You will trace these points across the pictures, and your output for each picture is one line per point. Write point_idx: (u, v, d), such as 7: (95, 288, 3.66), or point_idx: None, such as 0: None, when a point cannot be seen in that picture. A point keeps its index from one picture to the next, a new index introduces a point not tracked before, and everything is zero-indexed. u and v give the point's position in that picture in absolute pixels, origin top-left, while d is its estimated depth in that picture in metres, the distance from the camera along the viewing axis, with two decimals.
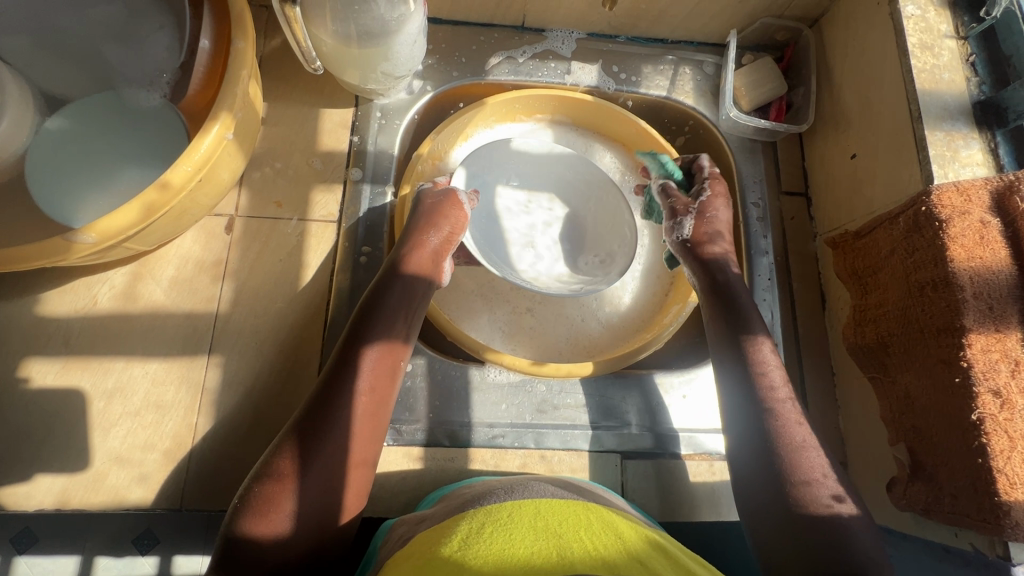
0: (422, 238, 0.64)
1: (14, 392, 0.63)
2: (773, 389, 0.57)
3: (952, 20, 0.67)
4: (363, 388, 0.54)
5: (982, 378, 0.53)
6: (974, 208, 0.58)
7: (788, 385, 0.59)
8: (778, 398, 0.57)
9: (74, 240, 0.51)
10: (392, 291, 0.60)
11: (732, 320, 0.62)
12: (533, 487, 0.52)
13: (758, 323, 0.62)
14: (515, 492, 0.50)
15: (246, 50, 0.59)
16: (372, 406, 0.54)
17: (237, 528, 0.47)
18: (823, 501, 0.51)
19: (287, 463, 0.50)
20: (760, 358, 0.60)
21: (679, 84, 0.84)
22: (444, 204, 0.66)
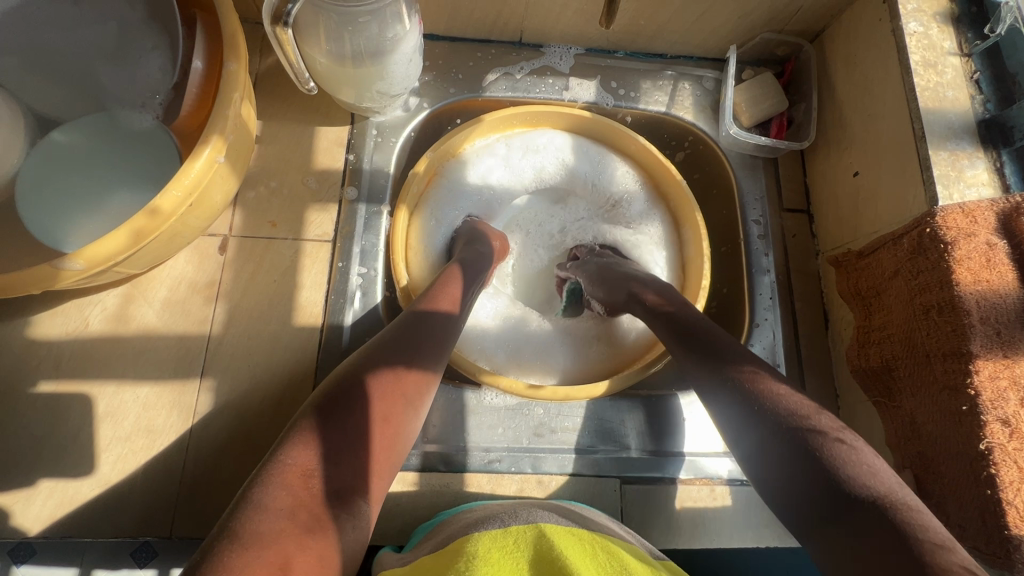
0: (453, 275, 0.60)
1: (5, 416, 0.62)
2: (800, 421, 0.44)
3: (955, 36, 0.66)
4: (381, 418, 0.45)
5: (989, 407, 0.52)
6: (980, 230, 0.57)
7: (821, 411, 0.45)
8: (812, 431, 0.43)
9: (62, 267, 0.50)
10: (428, 325, 0.53)
11: (701, 357, 0.52)
12: (537, 513, 0.51)
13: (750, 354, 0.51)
14: (521, 515, 0.50)
15: (239, 71, 0.58)
16: (387, 440, 0.45)
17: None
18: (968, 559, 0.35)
19: (288, 494, 0.38)
20: (762, 383, 0.48)
21: (678, 99, 0.83)
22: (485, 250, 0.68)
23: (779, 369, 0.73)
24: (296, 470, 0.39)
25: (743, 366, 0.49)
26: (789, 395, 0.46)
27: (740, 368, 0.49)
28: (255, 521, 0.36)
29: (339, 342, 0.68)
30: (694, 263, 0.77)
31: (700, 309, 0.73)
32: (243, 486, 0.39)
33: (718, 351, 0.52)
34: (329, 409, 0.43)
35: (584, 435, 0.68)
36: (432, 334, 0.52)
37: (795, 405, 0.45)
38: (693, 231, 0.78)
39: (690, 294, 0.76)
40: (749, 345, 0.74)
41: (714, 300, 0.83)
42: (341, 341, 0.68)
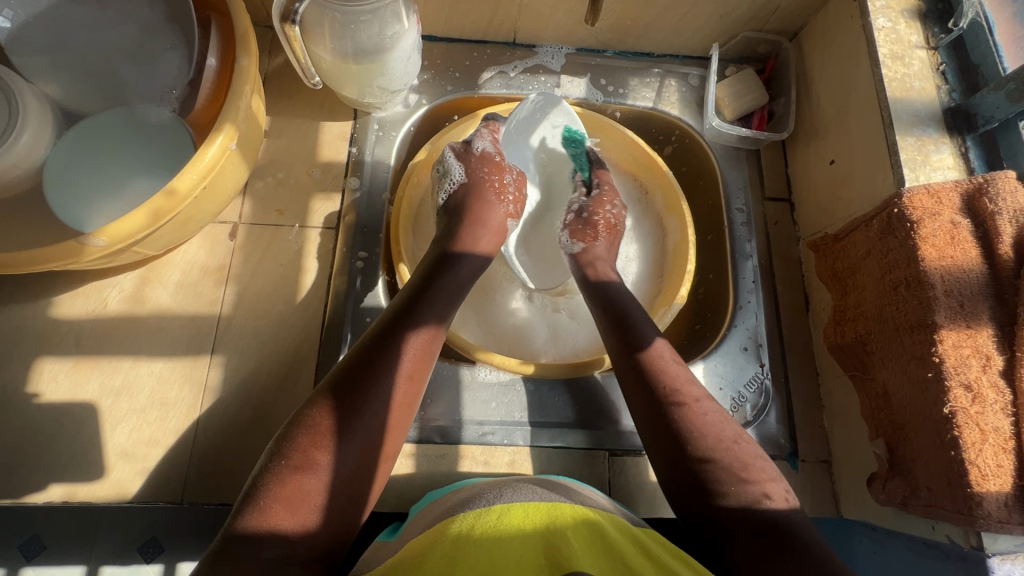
0: (473, 231, 0.68)
1: (30, 389, 0.66)
2: (678, 393, 0.55)
3: (922, 31, 0.70)
4: (406, 370, 0.54)
5: (953, 373, 0.55)
6: (945, 210, 0.60)
7: (693, 385, 0.57)
8: (683, 401, 0.55)
9: (87, 243, 0.54)
10: (441, 291, 0.60)
11: (620, 328, 0.62)
12: (523, 490, 0.51)
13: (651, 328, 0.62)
14: (504, 496, 0.49)
15: (249, 66, 0.63)
16: (407, 394, 0.54)
17: (241, 526, 0.43)
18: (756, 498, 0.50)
19: (312, 453, 0.47)
20: (654, 354, 0.59)
21: (665, 95, 0.87)
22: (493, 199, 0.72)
23: (762, 349, 0.76)
24: (308, 458, 0.47)
25: (641, 336, 0.60)
26: (675, 367, 0.58)
27: (636, 335, 0.60)
28: (281, 481, 0.45)
29: (342, 322, 0.72)
30: (680, 249, 0.81)
31: (685, 291, 0.77)
32: (276, 439, 0.49)
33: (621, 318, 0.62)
34: (348, 391, 0.50)
35: (575, 408, 0.72)
36: (449, 297, 0.61)
37: (678, 376, 0.57)
38: (679, 218, 0.81)
39: (676, 277, 0.80)
40: (732, 326, 0.78)
41: (700, 286, 0.87)
42: (343, 320, 0.72)
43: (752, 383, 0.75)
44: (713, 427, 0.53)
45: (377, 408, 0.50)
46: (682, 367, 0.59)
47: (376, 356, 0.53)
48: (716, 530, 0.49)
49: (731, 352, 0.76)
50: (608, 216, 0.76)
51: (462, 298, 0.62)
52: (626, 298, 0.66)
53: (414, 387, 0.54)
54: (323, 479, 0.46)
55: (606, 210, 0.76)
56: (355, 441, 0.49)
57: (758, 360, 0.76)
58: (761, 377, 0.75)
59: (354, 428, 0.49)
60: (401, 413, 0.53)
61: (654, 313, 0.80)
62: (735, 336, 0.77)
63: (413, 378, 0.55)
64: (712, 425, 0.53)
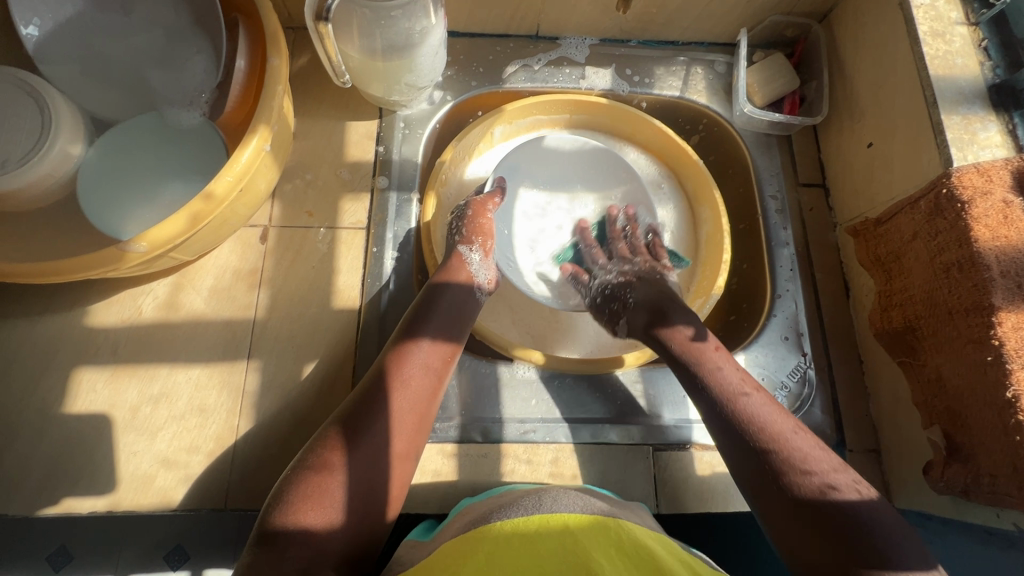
0: (462, 250, 0.68)
1: (69, 399, 0.66)
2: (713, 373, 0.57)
3: (962, 7, 0.68)
4: (414, 375, 0.56)
5: (1015, 355, 0.53)
6: (996, 188, 0.58)
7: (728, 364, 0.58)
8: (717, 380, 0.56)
9: (127, 249, 0.54)
10: (439, 302, 0.62)
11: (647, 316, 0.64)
12: (560, 500, 0.49)
13: (681, 316, 0.62)
14: (543, 505, 0.48)
15: (280, 66, 0.62)
16: (418, 400, 0.56)
17: (271, 522, 0.46)
18: (821, 483, 0.48)
19: (330, 454, 0.50)
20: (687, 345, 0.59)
21: (692, 83, 0.86)
22: (482, 219, 0.72)
23: (803, 337, 0.75)
24: (328, 458, 0.49)
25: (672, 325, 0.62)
26: (713, 356, 0.58)
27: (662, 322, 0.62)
28: (304, 481, 0.48)
29: (377, 322, 0.72)
30: (714, 239, 0.80)
31: (723, 281, 0.75)
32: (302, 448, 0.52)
33: (654, 311, 0.64)
34: (352, 406, 0.53)
35: (616, 403, 0.71)
36: (449, 312, 0.62)
37: (725, 369, 0.57)
38: (712, 208, 0.80)
39: (711, 268, 0.79)
40: (772, 315, 0.76)
41: (734, 276, 0.85)
42: (378, 321, 0.72)
43: (795, 373, 0.73)
44: (763, 414, 0.53)
45: (381, 416, 0.53)
46: (722, 356, 0.59)
47: (381, 372, 0.56)
48: (785, 516, 0.49)
49: (772, 342, 0.75)
50: (616, 281, 0.71)
51: (464, 314, 0.63)
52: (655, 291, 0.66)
53: (421, 395, 0.56)
54: (340, 482, 0.48)
55: (487, 219, 0.72)
56: (364, 447, 0.51)
57: (799, 349, 0.74)
58: (803, 367, 0.74)
59: (365, 435, 0.51)
60: (410, 419, 0.55)
61: (690, 305, 0.79)
62: (775, 325, 0.75)
63: (417, 387, 0.56)
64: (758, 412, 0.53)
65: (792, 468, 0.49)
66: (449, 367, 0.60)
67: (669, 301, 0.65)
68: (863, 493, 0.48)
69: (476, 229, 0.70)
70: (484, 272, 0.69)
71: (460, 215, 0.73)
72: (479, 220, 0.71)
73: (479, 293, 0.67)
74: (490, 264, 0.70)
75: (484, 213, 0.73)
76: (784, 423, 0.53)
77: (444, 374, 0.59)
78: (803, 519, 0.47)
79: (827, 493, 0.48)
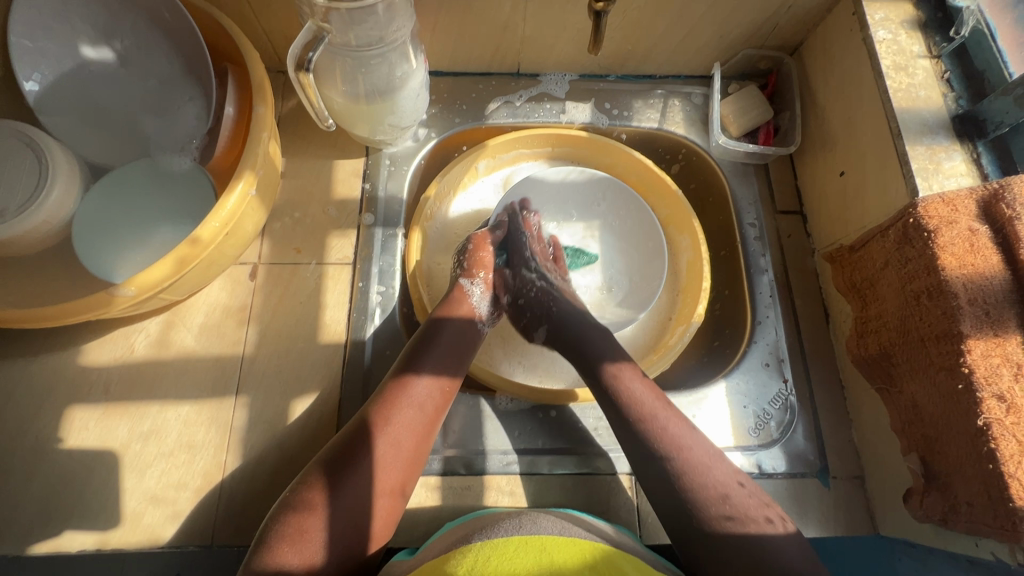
0: (464, 287, 0.70)
1: (62, 436, 0.67)
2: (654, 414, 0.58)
3: (924, 41, 0.70)
4: (407, 411, 0.57)
5: (984, 384, 0.54)
6: (962, 217, 0.59)
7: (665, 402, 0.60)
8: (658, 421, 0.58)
9: (116, 294, 0.56)
10: (437, 338, 0.63)
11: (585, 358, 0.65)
12: (541, 524, 0.51)
13: (614, 355, 0.64)
14: (524, 527, 0.49)
15: (266, 113, 0.65)
16: (412, 436, 0.57)
17: (258, 560, 0.47)
18: (756, 518, 0.51)
19: (313, 495, 0.51)
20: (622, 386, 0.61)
21: (669, 115, 0.88)
22: (481, 253, 0.73)
23: (784, 364, 0.76)
24: (311, 498, 0.51)
25: (609, 363, 0.63)
26: (645, 397, 0.60)
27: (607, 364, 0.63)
28: (288, 520, 0.50)
29: (362, 356, 0.73)
30: (694, 267, 0.82)
31: (702, 308, 0.77)
32: (288, 489, 0.54)
33: (589, 352, 0.65)
34: (348, 435, 0.55)
35: (599, 434, 0.72)
36: (449, 346, 0.63)
37: (657, 408, 0.59)
38: (691, 237, 0.82)
39: (691, 296, 0.80)
40: (752, 342, 0.77)
41: (717, 302, 0.86)
42: (363, 355, 0.73)
43: (776, 400, 0.74)
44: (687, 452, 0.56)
45: (373, 445, 0.54)
46: (654, 395, 0.60)
47: (375, 406, 0.57)
48: (699, 549, 0.51)
49: (753, 369, 0.76)
50: (535, 289, 0.72)
51: (464, 348, 0.65)
52: (591, 332, 0.67)
53: (417, 429, 0.57)
54: (326, 510, 0.50)
55: (489, 252, 0.73)
56: (349, 486, 0.52)
57: (781, 375, 0.75)
58: (785, 393, 0.74)
59: (349, 471, 0.52)
60: (404, 453, 0.56)
61: (672, 332, 0.80)
62: (756, 352, 0.77)
63: (410, 421, 0.57)
64: (681, 450, 0.56)
65: (713, 504, 0.52)
66: (446, 401, 0.61)
67: (586, 327, 0.68)
68: (789, 528, 0.51)
69: (476, 262, 0.72)
70: (485, 305, 0.71)
71: (462, 248, 0.75)
72: (480, 257, 0.72)
73: (479, 325, 0.69)
74: (491, 297, 0.72)
75: (485, 247, 0.74)
76: (717, 460, 0.56)
77: (440, 409, 0.60)
78: (734, 559, 0.49)
79: (761, 529, 0.50)
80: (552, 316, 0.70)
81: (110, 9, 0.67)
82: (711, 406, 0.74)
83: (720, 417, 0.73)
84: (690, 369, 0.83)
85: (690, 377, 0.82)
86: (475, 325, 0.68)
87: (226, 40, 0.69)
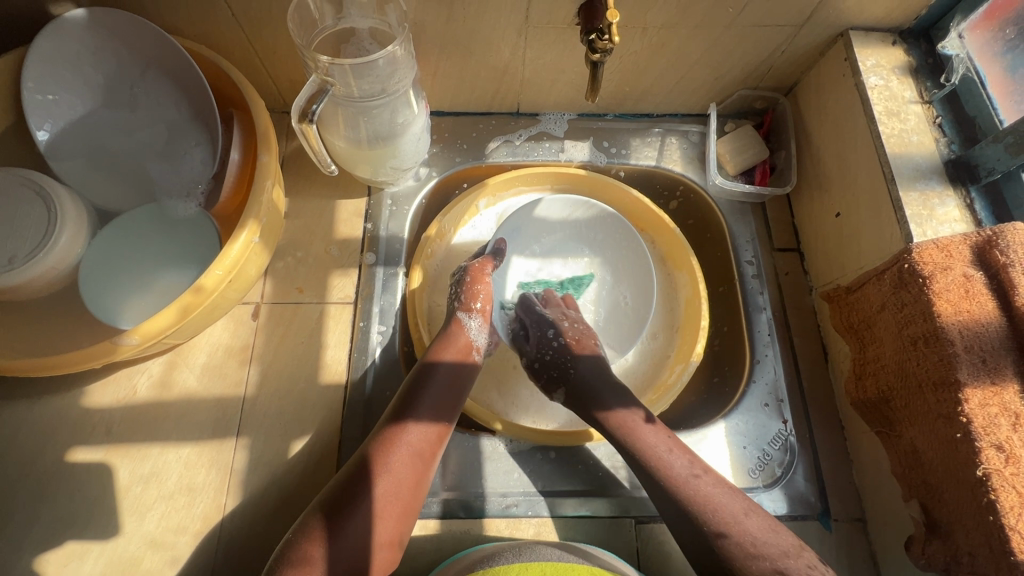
0: (459, 324, 0.70)
1: (63, 479, 0.67)
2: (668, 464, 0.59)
3: (915, 86, 0.72)
4: (400, 460, 0.58)
5: (982, 433, 0.54)
6: (956, 262, 0.60)
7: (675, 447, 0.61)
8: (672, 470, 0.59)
9: (120, 342, 0.57)
10: (430, 382, 0.64)
11: (585, 404, 0.67)
12: (541, 551, 0.58)
13: (612, 397, 0.65)
14: (523, 554, 0.57)
15: (270, 161, 0.66)
16: (406, 486, 0.58)
17: None
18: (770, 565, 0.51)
19: (310, 548, 0.52)
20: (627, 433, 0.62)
21: (667, 153, 0.90)
22: (475, 286, 0.73)
23: (784, 404, 0.76)
24: (308, 551, 0.52)
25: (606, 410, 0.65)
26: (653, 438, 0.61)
27: (603, 411, 0.65)
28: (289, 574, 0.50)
29: (362, 396, 0.74)
30: (692, 304, 0.82)
31: (701, 347, 0.77)
32: (284, 540, 0.54)
33: (586, 395, 0.67)
34: (341, 482, 0.56)
35: (598, 475, 0.72)
36: (442, 389, 0.64)
37: (665, 448, 0.61)
38: (689, 274, 0.82)
39: (690, 334, 0.80)
40: (752, 382, 0.77)
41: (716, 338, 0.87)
42: (364, 395, 0.74)
43: (776, 440, 0.74)
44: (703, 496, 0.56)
45: (371, 494, 0.56)
46: (661, 434, 0.62)
47: (370, 451, 0.59)
48: None
49: (752, 409, 0.76)
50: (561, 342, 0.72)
51: (459, 389, 0.66)
52: (591, 372, 0.69)
53: (406, 480, 0.58)
54: (326, 559, 0.52)
55: (486, 283, 0.74)
56: (344, 540, 0.53)
57: (780, 416, 0.75)
58: (785, 434, 0.74)
59: (344, 523, 0.53)
60: (402, 498, 0.57)
61: (671, 370, 0.80)
62: (756, 392, 0.77)
63: (408, 465, 0.59)
64: (695, 488, 0.57)
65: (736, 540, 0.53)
66: (439, 446, 0.62)
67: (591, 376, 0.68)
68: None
69: (473, 295, 0.72)
70: (482, 337, 0.72)
71: (459, 280, 0.75)
72: (478, 290, 0.73)
73: (475, 363, 0.69)
74: (487, 329, 0.73)
75: (483, 280, 0.74)
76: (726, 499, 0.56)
77: (436, 451, 0.62)
78: None
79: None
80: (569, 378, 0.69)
81: (120, 60, 0.68)
82: (710, 447, 0.74)
83: (720, 457, 0.73)
84: (689, 406, 0.83)
85: (689, 415, 0.82)
86: (469, 365, 0.68)
87: (232, 88, 0.71)
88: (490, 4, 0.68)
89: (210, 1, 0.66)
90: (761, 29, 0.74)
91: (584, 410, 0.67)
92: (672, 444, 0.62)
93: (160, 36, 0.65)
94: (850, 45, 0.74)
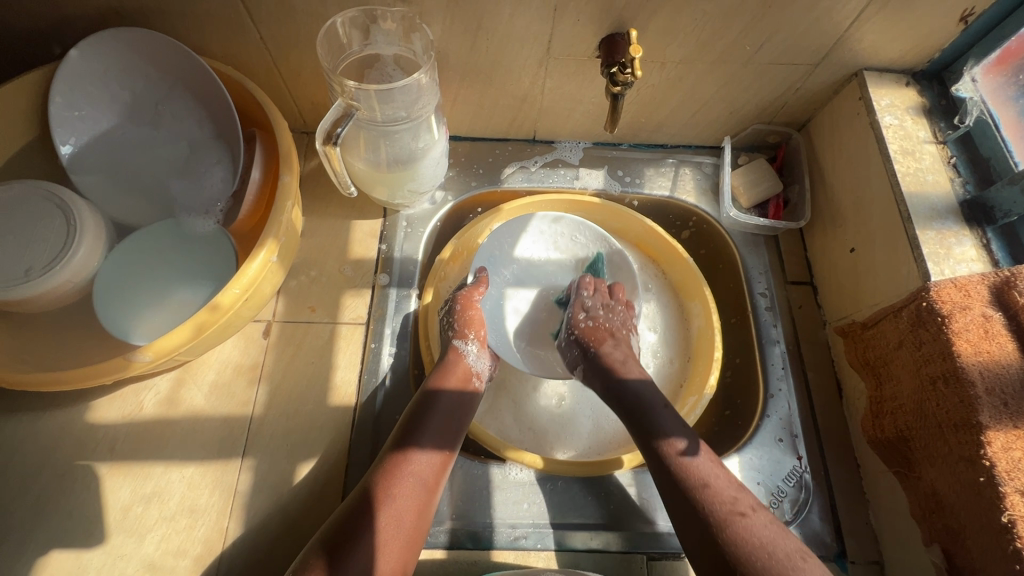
0: (458, 350, 0.70)
1: (62, 498, 0.66)
2: (721, 495, 0.57)
3: (929, 126, 0.73)
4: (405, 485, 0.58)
5: (1006, 478, 0.53)
6: (975, 303, 0.59)
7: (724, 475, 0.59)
8: (718, 495, 0.57)
9: (133, 359, 0.57)
10: (433, 408, 0.64)
11: (640, 427, 0.64)
12: None
13: (674, 426, 0.63)
14: None
15: (291, 182, 0.67)
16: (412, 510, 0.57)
17: None
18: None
19: None
20: (688, 460, 0.59)
21: (681, 184, 0.90)
22: (467, 313, 0.72)
23: (798, 439, 0.75)
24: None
25: (665, 439, 0.62)
26: (707, 470, 0.59)
27: (660, 438, 0.62)
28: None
29: (372, 420, 0.73)
30: (705, 335, 0.81)
31: (714, 379, 0.76)
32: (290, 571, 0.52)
33: (648, 424, 0.64)
34: (350, 508, 0.56)
35: (610, 507, 0.70)
36: (445, 414, 0.64)
37: (716, 483, 0.58)
38: (702, 304, 0.82)
39: (703, 365, 0.80)
40: (765, 416, 0.76)
41: (728, 370, 0.86)
42: (373, 419, 0.73)
43: (791, 476, 0.73)
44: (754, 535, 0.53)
45: (377, 521, 0.55)
46: (719, 470, 0.59)
47: (375, 477, 0.58)
48: None
49: (766, 444, 0.74)
50: (584, 324, 0.73)
51: (460, 418, 0.66)
52: (652, 396, 0.66)
53: (411, 505, 0.58)
54: None
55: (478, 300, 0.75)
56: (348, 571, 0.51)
57: (794, 451, 0.74)
58: (799, 471, 0.73)
59: (351, 551, 0.52)
60: (405, 526, 0.56)
61: (683, 401, 0.79)
62: (769, 426, 0.75)
63: (410, 495, 0.58)
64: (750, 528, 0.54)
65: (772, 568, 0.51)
66: (444, 472, 0.62)
67: (644, 389, 0.67)
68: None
69: (467, 322, 0.72)
70: (481, 362, 0.72)
71: (449, 309, 0.74)
72: (471, 314, 0.73)
73: (475, 388, 0.69)
74: (485, 354, 0.73)
75: (473, 305, 0.74)
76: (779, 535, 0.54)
77: (438, 480, 0.61)
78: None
79: None
80: (591, 359, 0.71)
81: (147, 79, 0.70)
82: None
83: None
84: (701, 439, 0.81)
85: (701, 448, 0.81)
86: (470, 391, 0.68)
87: (256, 109, 0.72)
88: (514, 36, 0.69)
89: (241, 25, 0.67)
90: (776, 67, 0.75)
91: (632, 427, 0.64)
92: (723, 473, 0.59)
93: (189, 56, 0.67)
94: (864, 84, 0.75)
